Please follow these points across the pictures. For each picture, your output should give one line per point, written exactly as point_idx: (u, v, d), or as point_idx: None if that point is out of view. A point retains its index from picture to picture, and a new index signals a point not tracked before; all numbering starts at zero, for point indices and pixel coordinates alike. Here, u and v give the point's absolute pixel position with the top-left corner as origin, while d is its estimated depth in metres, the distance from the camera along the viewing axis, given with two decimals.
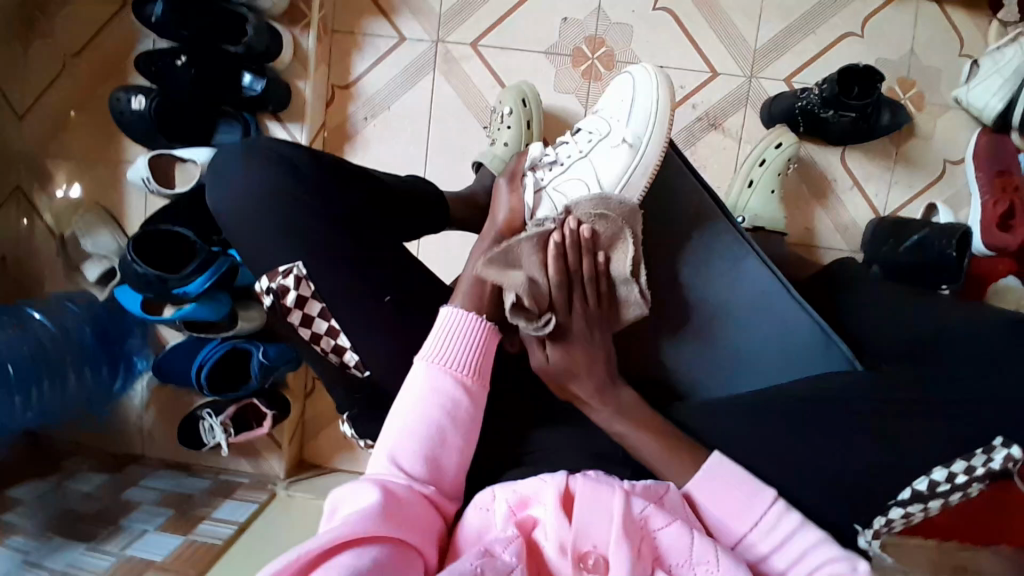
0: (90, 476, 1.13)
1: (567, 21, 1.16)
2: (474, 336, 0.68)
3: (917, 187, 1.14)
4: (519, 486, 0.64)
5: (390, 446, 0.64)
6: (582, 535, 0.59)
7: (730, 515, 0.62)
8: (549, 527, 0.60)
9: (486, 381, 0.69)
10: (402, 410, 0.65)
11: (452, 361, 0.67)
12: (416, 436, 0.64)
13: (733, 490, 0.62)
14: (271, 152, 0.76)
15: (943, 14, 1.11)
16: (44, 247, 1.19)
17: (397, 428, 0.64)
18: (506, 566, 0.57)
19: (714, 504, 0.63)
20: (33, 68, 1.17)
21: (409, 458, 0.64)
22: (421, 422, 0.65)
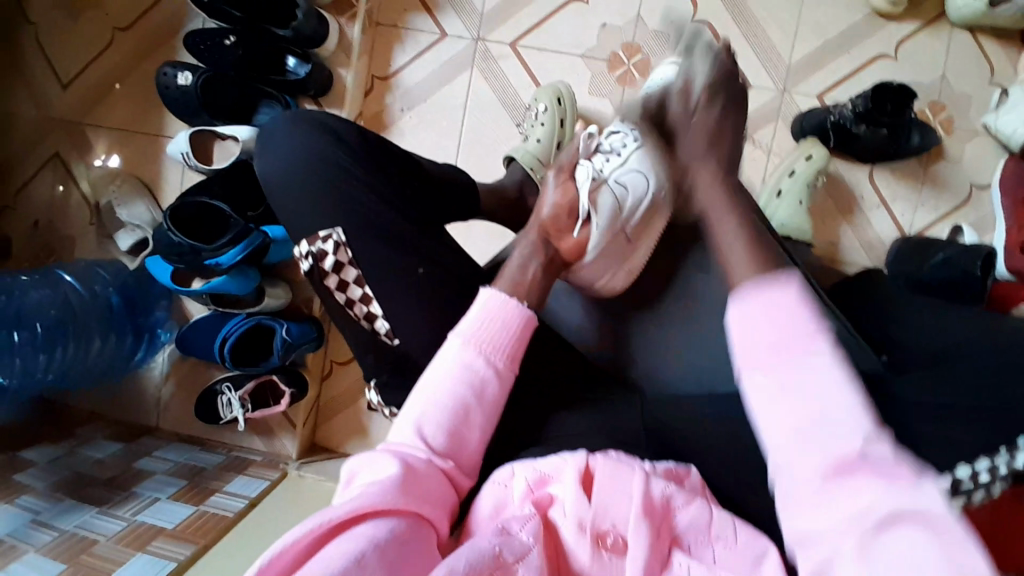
0: (104, 444, 1.13)
1: (605, 27, 1.18)
2: (511, 320, 0.67)
3: (943, 210, 1.15)
4: (540, 463, 0.64)
5: (414, 416, 0.62)
6: (603, 512, 0.59)
7: (768, 322, 0.41)
8: (568, 505, 0.59)
9: (516, 364, 0.67)
10: (431, 381, 0.64)
11: (489, 343, 0.65)
12: (443, 409, 0.62)
13: (799, 312, 0.41)
14: (321, 128, 0.79)
15: (976, 40, 1.12)
16: (77, 214, 1.22)
17: (423, 398, 0.63)
18: (522, 542, 0.56)
19: (760, 315, 0.41)
20: (84, 38, 1.21)
21: (433, 431, 0.62)
22: (448, 399, 0.63)
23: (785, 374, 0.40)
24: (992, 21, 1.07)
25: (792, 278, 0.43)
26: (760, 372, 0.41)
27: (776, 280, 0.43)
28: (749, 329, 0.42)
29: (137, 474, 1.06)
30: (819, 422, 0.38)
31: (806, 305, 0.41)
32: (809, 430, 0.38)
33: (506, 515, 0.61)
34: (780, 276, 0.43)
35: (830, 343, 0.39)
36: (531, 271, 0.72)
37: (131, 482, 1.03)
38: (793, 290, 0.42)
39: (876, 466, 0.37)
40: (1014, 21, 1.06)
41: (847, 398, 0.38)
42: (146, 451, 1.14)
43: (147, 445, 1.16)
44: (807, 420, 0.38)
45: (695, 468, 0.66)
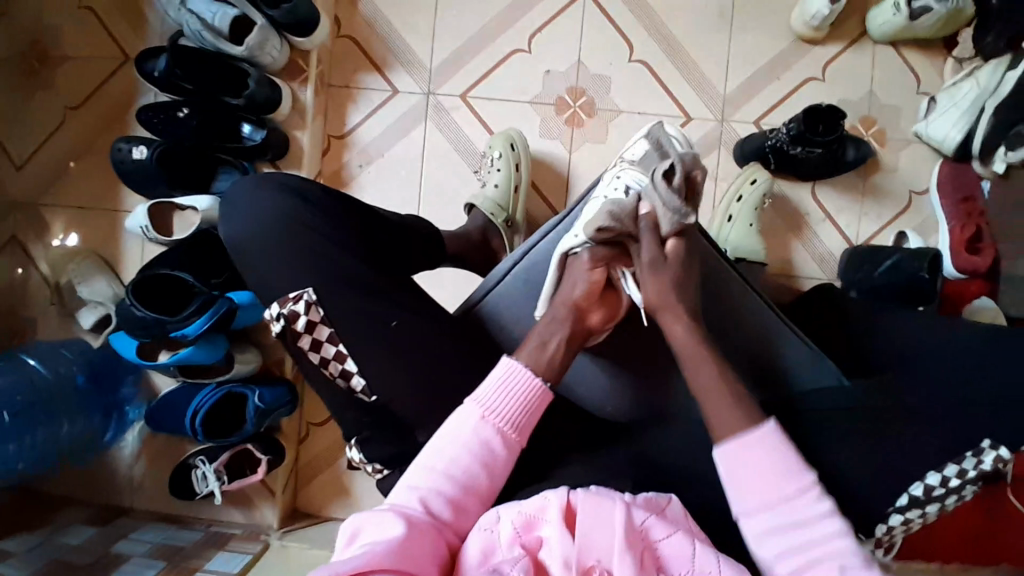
0: (78, 530, 1.09)
1: (550, 73, 1.24)
2: (523, 392, 0.71)
3: (886, 218, 1.21)
4: (524, 506, 0.64)
5: (417, 484, 0.66)
6: (587, 549, 0.60)
7: (764, 482, 0.62)
8: (554, 546, 0.60)
9: (523, 436, 0.71)
10: (437, 447, 0.68)
11: (498, 414, 0.69)
12: (447, 476, 0.67)
13: (781, 457, 0.63)
14: (284, 191, 0.81)
15: (899, 56, 1.21)
16: (36, 296, 1.20)
17: (427, 468, 0.67)
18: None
19: (749, 465, 0.63)
20: (35, 119, 1.21)
21: (434, 495, 0.66)
22: (451, 468, 0.67)
23: (776, 518, 0.61)
24: (913, 31, 1.15)
25: (772, 430, 0.64)
26: (757, 528, 0.62)
27: (756, 433, 0.64)
28: (734, 495, 0.63)
29: (115, 558, 1.02)
30: (800, 543, 0.60)
31: (798, 492, 0.62)
32: (803, 552, 0.60)
33: (495, 560, 0.61)
34: (758, 425, 0.64)
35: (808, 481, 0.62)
36: (553, 347, 0.74)
37: (110, 567, 0.99)
38: (778, 447, 0.63)
39: (851, 573, 0.58)
40: (935, 29, 1.14)
41: (823, 522, 0.61)
42: (123, 533, 1.10)
43: (122, 527, 1.12)
44: (795, 532, 0.61)
45: (675, 497, 0.70)
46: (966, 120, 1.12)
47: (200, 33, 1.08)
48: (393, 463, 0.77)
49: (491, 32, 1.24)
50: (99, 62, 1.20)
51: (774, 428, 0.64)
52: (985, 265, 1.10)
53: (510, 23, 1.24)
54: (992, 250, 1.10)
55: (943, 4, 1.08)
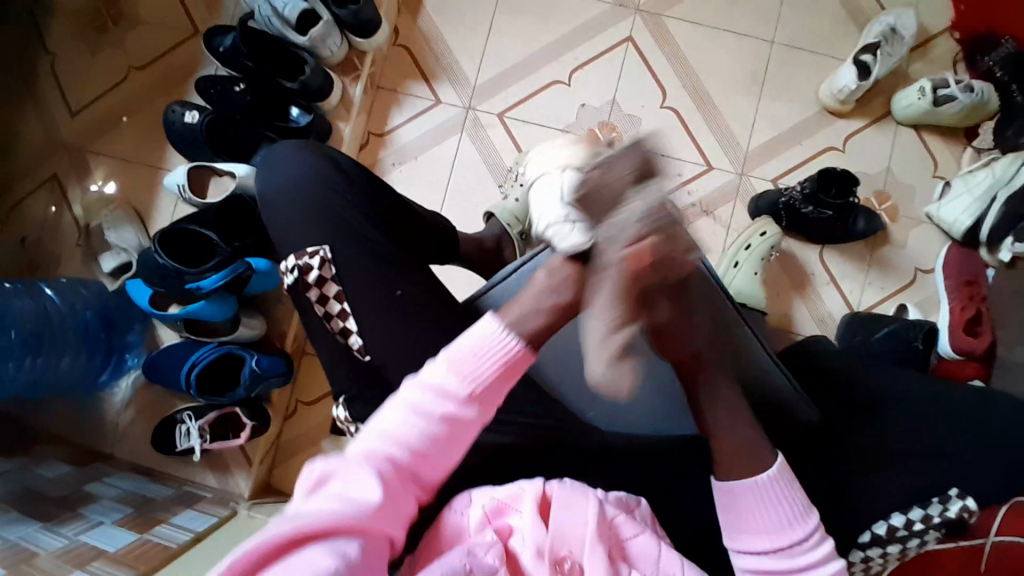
0: (55, 465, 1.10)
1: (585, 107, 1.31)
2: (506, 356, 0.64)
3: (889, 290, 1.24)
4: (498, 492, 0.66)
5: (381, 435, 0.60)
6: (559, 539, 0.62)
7: (768, 521, 0.66)
8: (526, 533, 0.62)
9: (504, 393, 0.65)
10: (397, 410, 0.61)
11: (474, 373, 0.63)
12: (412, 433, 0.60)
13: (787, 504, 0.66)
14: (321, 154, 0.87)
15: (920, 139, 1.26)
16: (65, 234, 1.25)
17: (393, 422, 0.61)
18: (489, 567, 0.58)
19: (747, 506, 0.67)
20: (98, 73, 1.30)
21: (398, 451, 0.60)
22: (417, 425, 0.61)
23: (779, 559, 0.66)
24: (935, 118, 1.21)
25: (772, 477, 0.67)
26: (756, 565, 0.66)
27: (763, 476, 0.67)
28: (730, 517, 0.68)
29: (85, 496, 1.03)
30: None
31: (795, 532, 0.65)
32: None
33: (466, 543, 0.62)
34: (761, 469, 0.67)
35: (807, 536, 0.66)
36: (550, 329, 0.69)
37: (77, 503, 1.00)
38: (786, 489, 0.67)
39: None
40: (959, 119, 1.21)
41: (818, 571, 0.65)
42: (97, 476, 1.11)
43: (98, 470, 1.13)
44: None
45: (645, 500, 0.71)
46: (977, 207, 1.16)
47: (269, 18, 1.19)
48: None
49: (536, 62, 1.33)
50: (170, 32, 1.30)
51: (777, 471, 0.67)
52: (981, 349, 1.10)
53: (555, 56, 1.33)
54: (990, 336, 1.11)
55: (967, 94, 1.17)
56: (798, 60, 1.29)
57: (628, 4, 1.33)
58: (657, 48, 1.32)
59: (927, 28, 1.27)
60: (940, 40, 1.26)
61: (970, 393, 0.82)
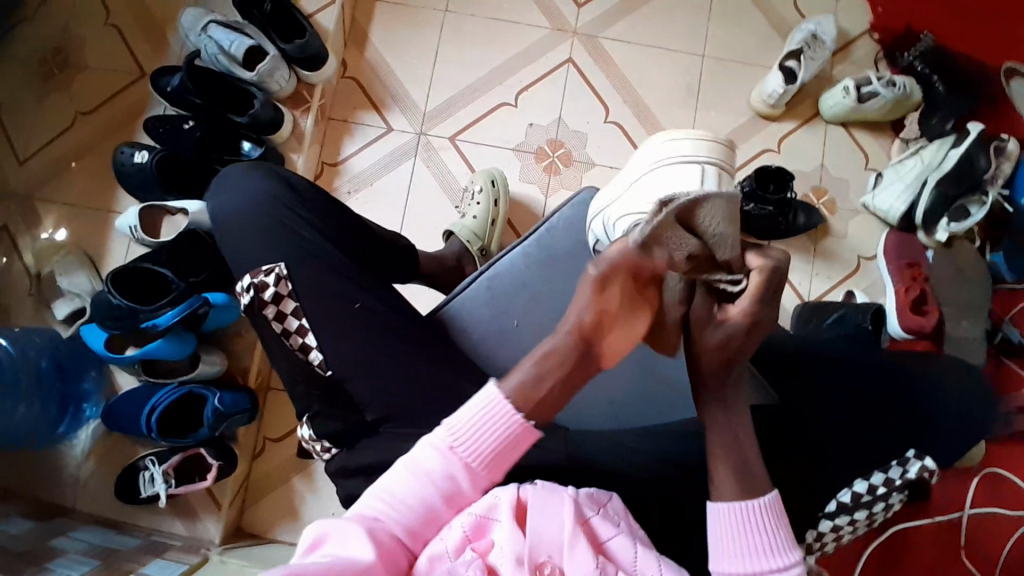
0: (17, 520, 1.04)
1: (532, 126, 1.35)
2: (501, 428, 0.66)
3: (835, 278, 1.29)
4: (474, 507, 0.64)
5: (377, 504, 0.64)
6: (538, 545, 0.61)
7: (749, 546, 0.63)
8: (505, 544, 0.61)
9: (499, 471, 0.67)
10: (399, 474, 0.66)
11: (469, 445, 0.66)
12: (406, 503, 0.64)
13: (771, 534, 0.63)
14: (274, 178, 0.87)
15: (850, 135, 1.33)
16: (15, 284, 1.21)
17: (389, 491, 0.65)
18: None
19: (735, 530, 0.64)
20: (43, 122, 1.29)
21: (391, 518, 0.63)
22: (413, 494, 0.64)
23: None
24: (862, 115, 1.29)
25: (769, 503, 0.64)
26: None
27: (753, 503, 0.64)
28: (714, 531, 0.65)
29: (48, 551, 0.97)
30: None
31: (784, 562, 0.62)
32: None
33: (446, 564, 0.61)
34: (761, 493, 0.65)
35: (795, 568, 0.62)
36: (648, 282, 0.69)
37: (40, 558, 0.95)
38: (775, 519, 0.64)
39: None
40: (884, 113, 1.28)
41: None
42: (58, 531, 1.05)
43: (60, 525, 1.07)
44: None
45: (615, 493, 0.71)
46: (909, 193, 1.22)
47: (216, 55, 1.20)
48: (340, 441, 0.81)
49: (484, 85, 1.37)
50: (117, 75, 1.30)
51: (773, 502, 0.65)
52: (930, 326, 1.14)
53: (501, 80, 1.37)
54: (936, 313, 1.15)
55: (890, 89, 1.24)
56: (731, 70, 1.36)
57: (566, 28, 1.39)
58: (597, 66, 1.37)
59: (847, 32, 1.36)
60: (860, 43, 1.35)
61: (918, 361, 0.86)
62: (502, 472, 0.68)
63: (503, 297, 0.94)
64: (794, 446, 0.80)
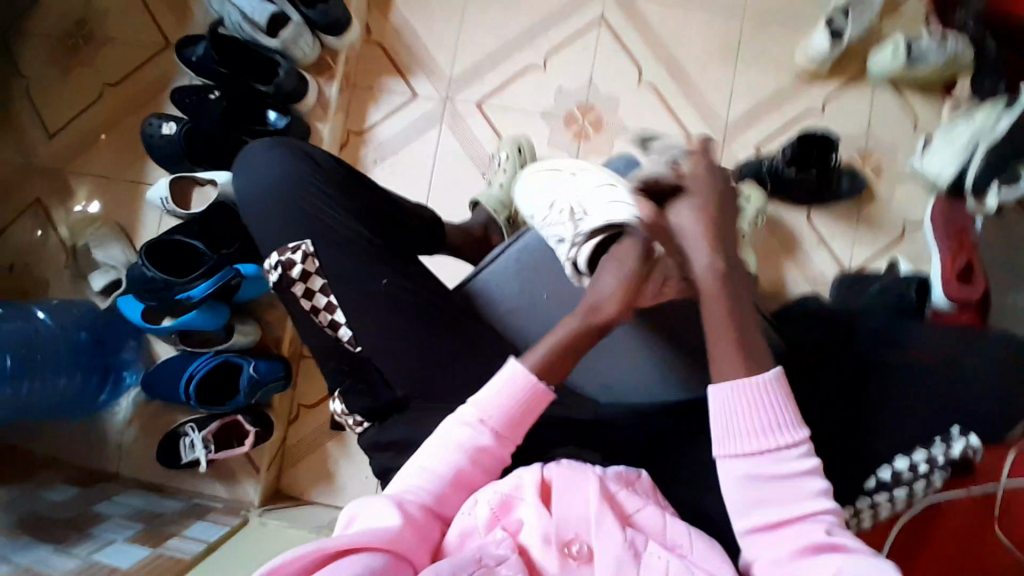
0: (62, 489, 1.11)
1: (562, 90, 1.31)
2: (522, 396, 0.70)
3: (880, 245, 1.24)
4: (500, 486, 0.65)
5: (411, 479, 0.67)
6: (565, 523, 0.62)
7: (759, 428, 0.61)
8: (532, 524, 0.62)
9: (520, 436, 0.71)
10: (433, 450, 0.68)
11: (492, 415, 0.69)
12: (438, 478, 0.67)
13: (780, 409, 0.62)
14: (297, 149, 0.87)
15: (900, 95, 1.27)
16: (53, 257, 1.25)
17: (421, 467, 0.67)
18: (499, 556, 0.59)
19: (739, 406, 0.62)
20: (72, 95, 1.30)
21: (423, 492, 0.65)
22: (445, 465, 0.67)
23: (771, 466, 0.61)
24: (913, 74, 1.22)
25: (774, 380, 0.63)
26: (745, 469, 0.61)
27: (756, 382, 0.63)
28: (721, 417, 0.63)
29: (93, 516, 1.03)
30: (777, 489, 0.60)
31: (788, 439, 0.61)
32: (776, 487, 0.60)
33: (474, 542, 0.62)
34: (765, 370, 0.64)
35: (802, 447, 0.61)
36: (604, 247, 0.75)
37: (86, 524, 1.00)
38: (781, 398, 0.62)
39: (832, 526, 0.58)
40: (934, 73, 1.22)
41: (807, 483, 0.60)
42: (102, 496, 1.11)
43: (104, 490, 1.13)
44: (775, 485, 0.60)
45: (644, 471, 0.72)
46: (960, 156, 1.14)
47: (240, 24, 1.19)
48: (372, 415, 0.81)
49: (510, 48, 1.32)
50: (142, 45, 1.30)
51: (777, 378, 0.63)
52: (976, 296, 1.09)
53: (526, 43, 1.32)
54: (983, 285, 1.10)
55: (942, 48, 1.18)
56: (770, 26, 1.29)
57: None
58: (629, 24, 1.32)
59: None
60: None
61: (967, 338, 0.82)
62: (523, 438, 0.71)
63: (534, 268, 0.93)
64: (828, 424, 0.78)
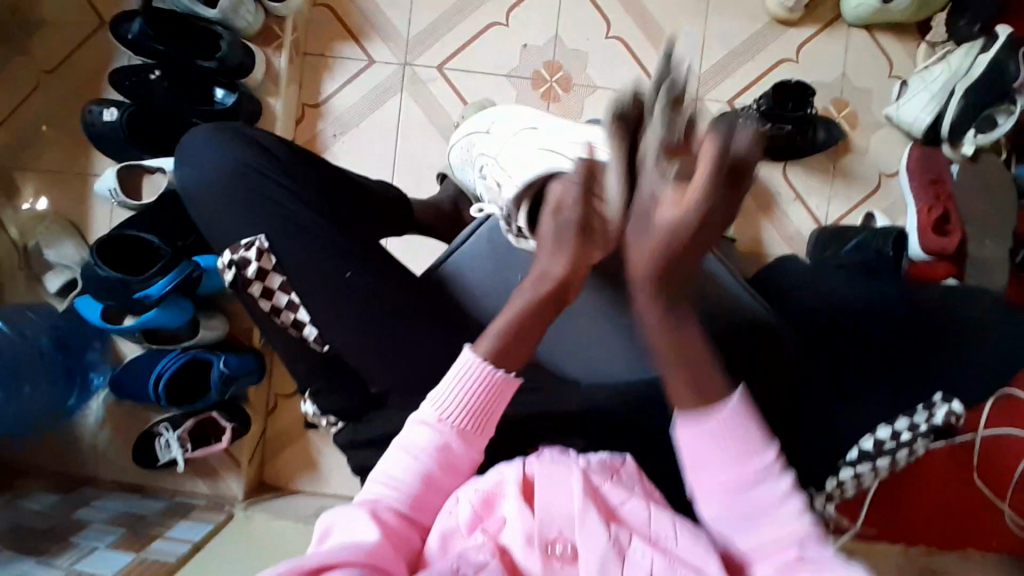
0: (39, 497, 1.08)
1: (527, 47, 1.24)
2: (479, 383, 0.64)
3: (855, 200, 1.22)
4: (480, 484, 0.62)
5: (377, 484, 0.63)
6: (547, 522, 0.59)
7: (720, 462, 0.57)
8: (515, 524, 0.59)
9: (488, 429, 0.66)
10: (398, 452, 0.64)
11: (451, 411, 0.64)
12: (406, 481, 0.62)
13: (742, 438, 0.56)
14: (242, 135, 0.81)
15: (873, 40, 1.21)
16: (6, 260, 1.18)
17: (384, 475, 0.63)
18: (478, 563, 0.56)
19: (703, 450, 0.57)
20: (7, 84, 1.20)
21: (392, 498, 0.61)
22: (409, 470, 0.63)
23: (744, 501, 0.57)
24: (887, 16, 1.16)
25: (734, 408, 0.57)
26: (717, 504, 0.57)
27: (712, 417, 0.57)
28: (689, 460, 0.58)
29: (75, 523, 1.01)
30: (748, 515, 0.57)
31: (757, 464, 0.56)
32: (751, 518, 0.57)
33: (456, 547, 0.59)
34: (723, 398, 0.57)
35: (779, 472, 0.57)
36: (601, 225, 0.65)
37: (68, 531, 0.98)
38: (744, 426, 0.57)
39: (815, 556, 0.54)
40: (909, 14, 1.15)
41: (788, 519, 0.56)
42: (83, 501, 1.09)
43: (85, 494, 1.12)
44: (752, 515, 0.57)
45: (630, 456, 0.68)
46: (935, 104, 1.13)
47: None
48: (347, 415, 0.80)
49: (469, 4, 1.24)
50: (77, 25, 1.19)
51: (736, 406, 0.57)
52: (953, 246, 1.08)
53: None
54: (960, 233, 1.08)
55: None
56: None
57: None
58: None
59: None
60: None
61: (950, 297, 0.80)
62: (492, 432, 0.67)
63: (505, 247, 0.89)
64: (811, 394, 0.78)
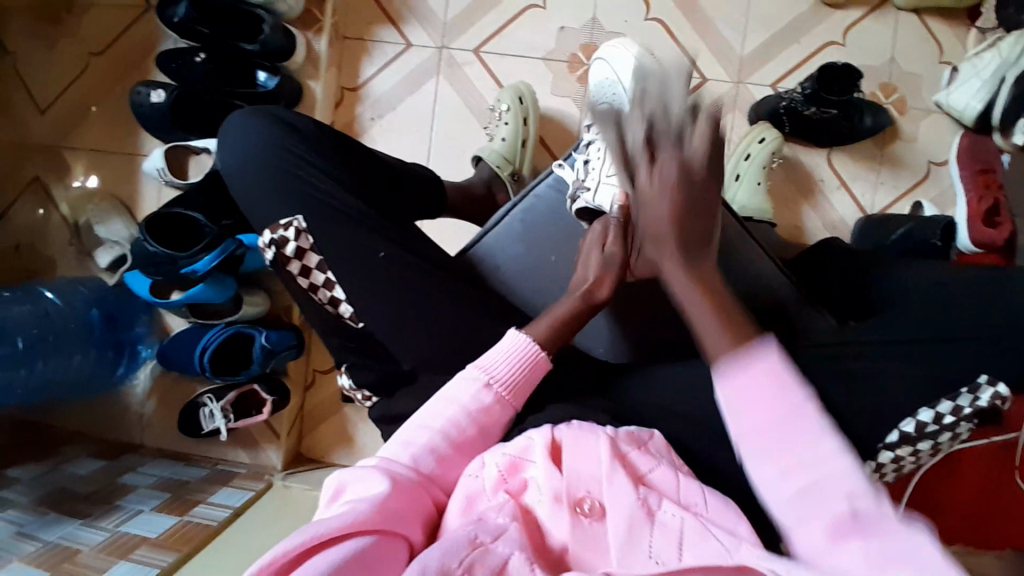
0: (88, 462, 1.15)
1: (564, 30, 1.22)
2: (520, 357, 0.70)
3: (902, 188, 1.18)
4: (509, 449, 0.62)
5: (407, 435, 0.63)
6: (575, 482, 0.58)
7: None
8: (541, 482, 0.59)
9: (520, 403, 0.70)
10: (435, 405, 0.66)
11: (495, 377, 0.68)
12: (437, 433, 0.63)
13: None
14: (279, 119, 0.84)
15: (922, 23, 1.17)
16: (58, 236, 1.25)
17: (415, 425, 0.64)
18: (501, 523, 0.54)
19: None
20: (61, 66, 1.26)
21: (423, 451, 0.62)
22: (443, 421, 0.65)
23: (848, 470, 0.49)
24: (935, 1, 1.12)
25: None
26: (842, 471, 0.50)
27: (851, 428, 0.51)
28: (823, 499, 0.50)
29: (121, 488, 1.07)
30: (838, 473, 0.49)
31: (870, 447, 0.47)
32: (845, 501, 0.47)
33: (480, 507, 0.58)
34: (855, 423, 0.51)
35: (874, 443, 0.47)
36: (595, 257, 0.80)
37: (115, 495, 1.05)
38: None
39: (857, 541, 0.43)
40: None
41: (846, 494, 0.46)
42: (130, 468, 1.15)
43: (131, 461, 1.18)
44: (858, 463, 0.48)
45: (658, 431, 0.68)
46: (986, 90, 1.08)
47: None
48: (379, 389, 0.80)
49: None
50: (123, 10, 1.24)
51: None
52: (1001, 239, 1.02)
53: None
54: (1010, 225, 1.04)
55: None
56: None
57: None
58: None
59: None
60: None
61: None
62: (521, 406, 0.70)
63: (538, 232, 0.90)
64: None
